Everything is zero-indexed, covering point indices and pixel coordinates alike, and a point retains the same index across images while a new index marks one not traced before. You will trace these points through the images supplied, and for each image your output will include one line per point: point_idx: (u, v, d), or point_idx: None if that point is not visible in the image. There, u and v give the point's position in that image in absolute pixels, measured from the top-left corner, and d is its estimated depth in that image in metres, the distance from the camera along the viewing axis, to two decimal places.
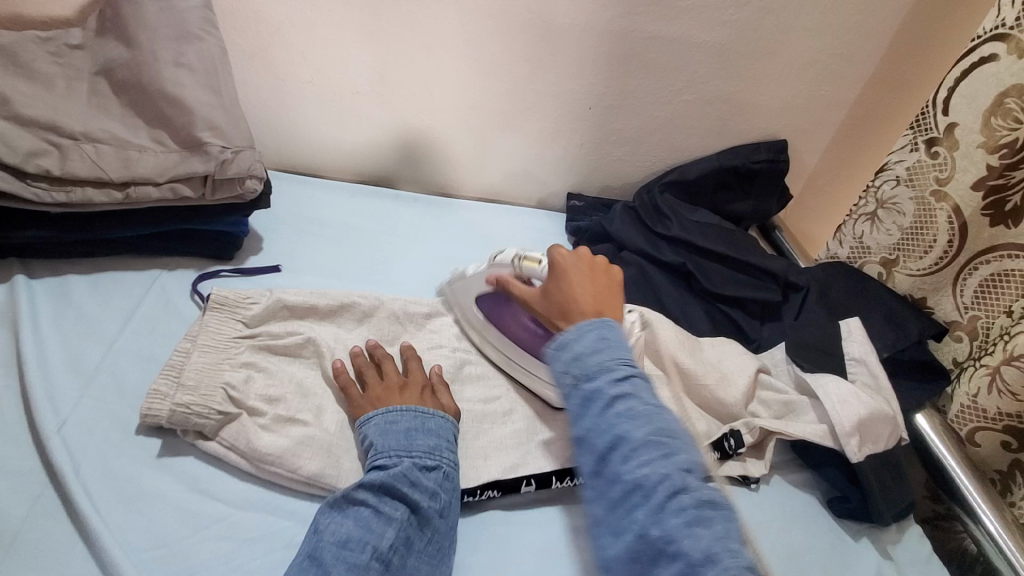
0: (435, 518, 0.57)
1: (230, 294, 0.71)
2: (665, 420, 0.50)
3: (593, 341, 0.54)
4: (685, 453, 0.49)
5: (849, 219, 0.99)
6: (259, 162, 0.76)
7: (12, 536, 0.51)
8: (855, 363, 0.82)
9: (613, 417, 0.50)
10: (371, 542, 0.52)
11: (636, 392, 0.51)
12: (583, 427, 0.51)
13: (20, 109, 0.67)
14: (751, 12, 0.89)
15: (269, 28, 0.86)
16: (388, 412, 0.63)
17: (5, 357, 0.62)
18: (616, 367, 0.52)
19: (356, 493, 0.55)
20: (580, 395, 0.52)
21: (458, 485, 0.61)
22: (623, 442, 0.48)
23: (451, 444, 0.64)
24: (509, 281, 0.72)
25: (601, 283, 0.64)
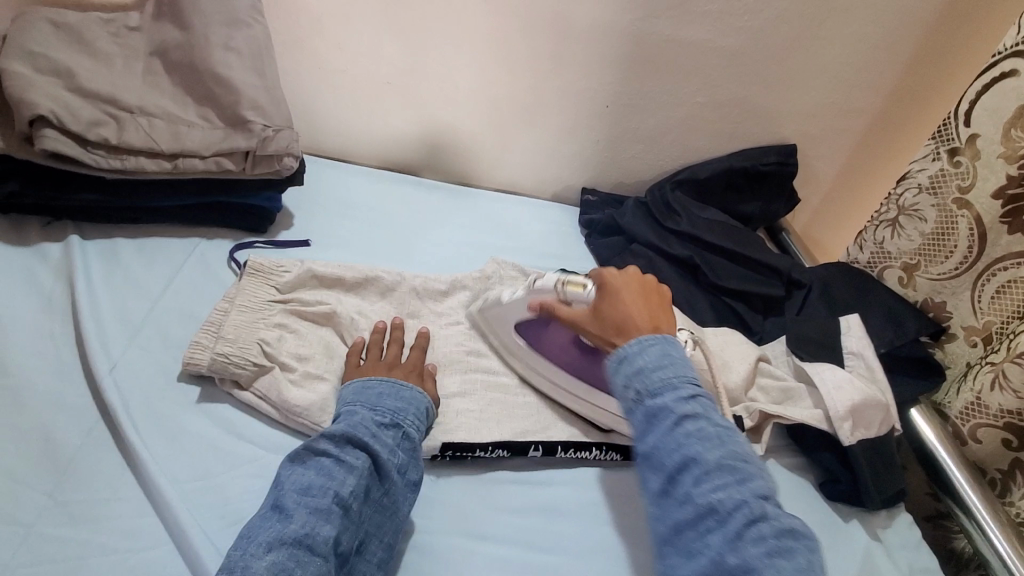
0: (393, 472, 0.59)
1: (266, 262, 0.76)
2: (736, 446, 0.55)
3: (663, 365, 0.59)
4: (761, 479, 0.53)
5: (871, 225, 1.02)
6: (297, 142, 0.81)
7: (68, 460, 0.56)
8: (852, 356, 0.86)
9: (684, 440, 0.55)
10: (333, 488, 0.54)
11: (705, 417, 0.56)
12: (655, 448, 0.56)
13: (84, 83, 0.73)
14: (767, 18, 0.94)
15: (309, 18, 0.92)
16: (371, 381, 0.67)
17: (62, 307, 0.68)
18: (682, 385, 0.58)
19: (319, 444, 0.58)
20: (651, 417, 0.57)
21: (417, 444, 0.63)
22: (696, 466, 0.53)
23: (419, 411, 0.66)
24: (555, 308, 0.72)
25: (654, 302, 0.67)
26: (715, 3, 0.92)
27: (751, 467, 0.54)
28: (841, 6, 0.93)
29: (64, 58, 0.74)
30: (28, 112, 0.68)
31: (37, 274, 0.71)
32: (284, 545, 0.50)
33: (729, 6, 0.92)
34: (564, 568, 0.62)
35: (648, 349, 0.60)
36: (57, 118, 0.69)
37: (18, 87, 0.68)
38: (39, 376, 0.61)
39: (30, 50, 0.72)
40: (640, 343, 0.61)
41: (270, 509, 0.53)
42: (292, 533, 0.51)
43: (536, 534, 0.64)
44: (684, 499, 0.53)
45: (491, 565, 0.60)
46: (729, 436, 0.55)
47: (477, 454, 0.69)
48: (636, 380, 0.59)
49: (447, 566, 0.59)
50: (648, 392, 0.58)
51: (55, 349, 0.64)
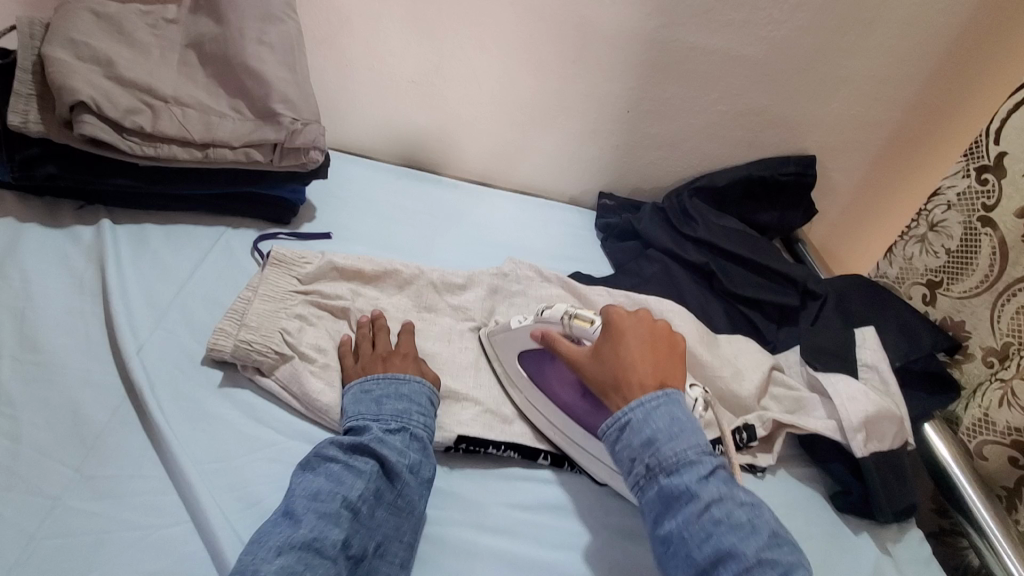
0: (404, 472, 0.60)
1: (289, 252, 0.78)
2: (768, 529, 0.55)
3: (674, 436, 0.58)
4: (801, 567, 0.53)
5: (901, 240, 1.03)
6: (323, 136, 0.83)
7: (95, 436, 0.57)
8: (866, 368, 0.86)
9: (713, 528, 0.54)
10: (342, 492, 0.55)
11: (730, 497, 0.56)
12: (679, 536, 0.55)
13: (122, 71, 0.75)
14: (792, 29, 0.94)
15: (339, 17, 0.94)
16: (377, 377, 0.67)
17: (92, 287, 0.70)
18: (699, 462, 0.57)
19: (327, 451, 0.59)
20: (672, 499, 0.56)
21: (427, 443, 0.63)
22: (731, 559, 0.53)
23: (423, 407, 0.66)
24: (557, 340, 0.69)
25: (661, 351, 0.66)
26: (739, 12, 0.93)
27: (787, 553, 0.54)
28: (866, 19, 0.94)
29: (104, 47, 0.76)
30: (69, 98, 0.70)
31: (69, 256, 0.73)
32: (292, 548, 0.50)
33: (754, 16, 0.93)
34: (572, 567, 0.62)
35: (655, 416, 0.59)
36: (95, 104, 0.71)
37: (60, 73, 0.71)
38: (69, 354, 0.63)
39: (73, 38, 0.74)
40: (644, 408, 0.60)
41: (279, 514, 0.54)
42: (300, 537, 0.51)
43: (544, 531, 0.64)
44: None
45: (502, 564, 0.60)
46: (759, 518, 0.55)
47: (490, 450, 0.70)
48: (648, 456, 0.58)
49: (458, 557, 0.60)
50: (663, 470, 0.57)
51: (85, 327, 0.66)
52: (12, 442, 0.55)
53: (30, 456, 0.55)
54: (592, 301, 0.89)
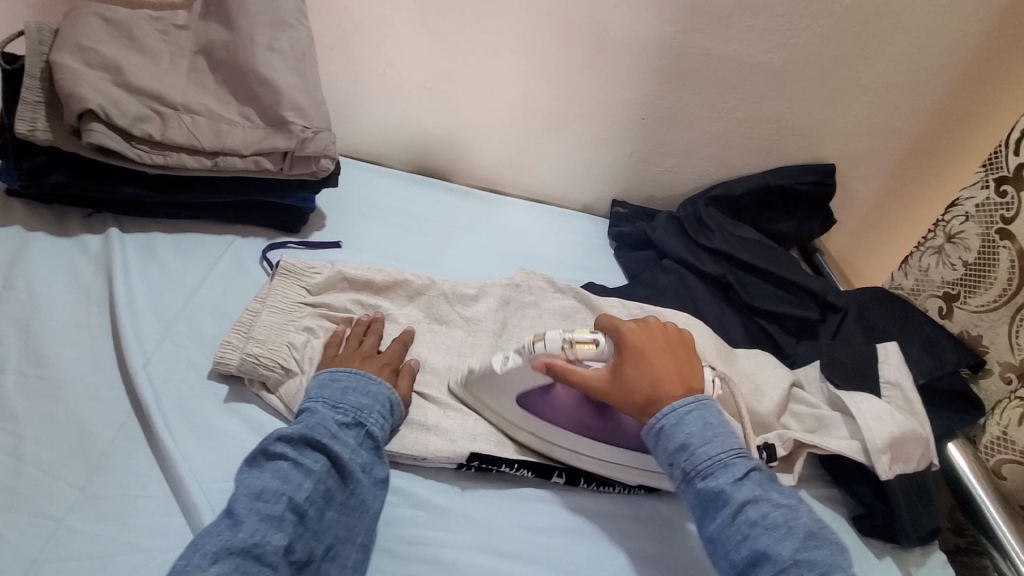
0: (357, 472, 0.58)
1: (297, 262, 0.76)
2: (806, 529, 0.54)
3: (708, 440, 0.59)
4: (840, 567, 0.52)
5: (917, 251, 1.00)
6: (334, 144, 0.81)
7: (101, 454, 0.56)
8: (889, 386, 0.83)
9: (750, 529, 0.54)
10: (288, 493, 0.53)
11: (766, 498, 0.56)
12: (719, 537, 0.56)
13: (131, 78, 0.74)
14: (813, 35, 0.92)
15: (350, 22, 0.93)
16: (346, 371, 0.65)
17: (99, 298, 0.69)
18: (732, 463, 0.57)
19: (275, 447, 0.56)
20: (708, 502, 0.57)
21: (381, 442, 0.62)
22: (768, 560, 0.53)
23: (385, 407, 0.64)
24: (571, 375, 0.63)
25: (677, 354, 0.66)
26: (759, 19, 0.90)
27: (828, 555, 0.53)
28: (890, 25, 0.91)
29: (113, 54, 0.75)
30: (78, 105, 0.69)
31: (76, 265, 0.72)
32: (230, 555, 0.48)
33: (774, 22, 0.91)
34: None
35: (687, 421, 0.60)
36: (104, 112, 0.70)
37: (69, 81, 0.70)
38: (74, 367, 0.62)
39: (82, 45, 0.73)
40: (676, 414, 0.61)
41: (220, 516, 0.51)
42: (239, 543, 0.49)
43: (559, 554, 0.63)
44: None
45: None
46: (797, 519, 0.55)
47: (503, 468, 0.68)
48: (682, 461, 0.59)
49: None
50: (698, 473, 0.58)
51: (92, 339, 0.65)
52: (16, 460, 0.54)
53: (33, 475, 0.53)
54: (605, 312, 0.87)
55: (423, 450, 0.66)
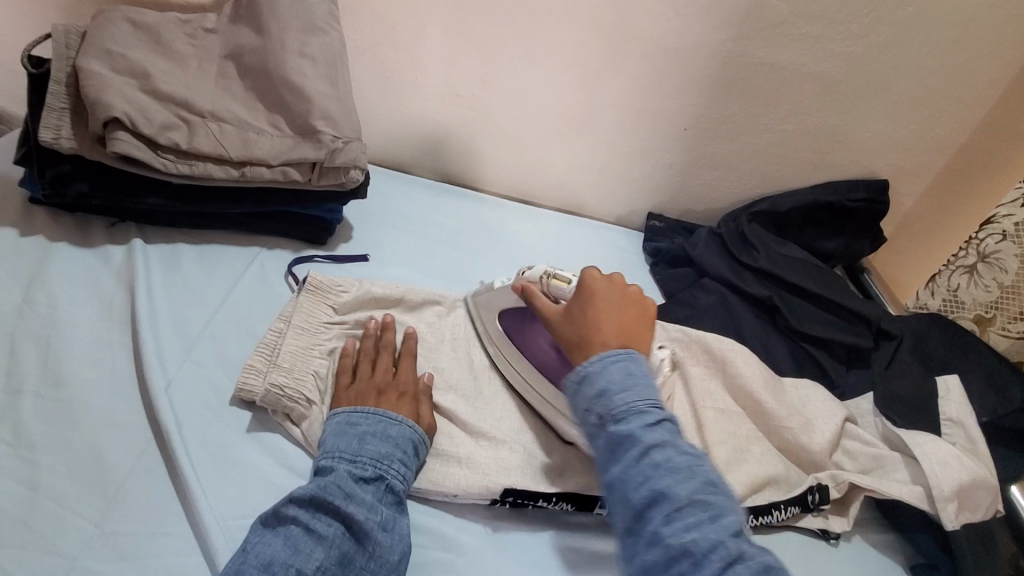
0: (374, 532, 0.52)
1: (324, 279, 0.73)
2: (707, 476, 0.50)
3: (627, 387, 0.54)
4: (734, 512, 0.48)
5: (945, 269, 0.94)
6: (364, 154, 0.78)
7: (118, 486, 0.53)
8: (950, 424, 0.76)
9: (653, 471, 0.49)
10: (297, 564, 0.48)
11: (673, 444, 0.51)
12: (621, 480, 0.50)
13: (158, 84, 0.71)
14: (872, 44, 0.86)
15: (382, 27, 0.89)
16: (363, 412, 0.61)
17: (120, 314, 0.66)
18: (646, 410, 0.53)
19: (286, 510, 0.51)
20: (614, 445, 0.52)
21: (402, 495, 0.57)
22: (665, 501, 0.48)
23: (407, 454, 0.59)
24: (534, 296, 0.69)
25: (630, 312, 0.63)
26: (815, 26, 0.84)
27: (724, 500, 0.49)
28: (956, 34, 0.84)
29: (140, 58, 0.72)
30: (103, 113, 0.66)
31: (98, 279, 0.69)
32: None
33: (830, 30, 0.84)
34: None
35: (610, 368, 0.56)
36: (129, 120, 0.67)
37: (95, 88, 0.67)
38: (95, 389, 0.59)
39: (109, 49, 0.71)
40: (602, 361, 0.56)
41: None
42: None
43: None
44: (653, 541, 0.47)
45: None
46: (700, 465, 0.50)
47: (539, 503, 0.63)
48: (598, 405, 0.54)
49: None
50: (611, 417, 0.53)
51: (113, 359, 0.62)
52: (32, 490, 0.51)
53: (48, 508, 0.51)
54: None
55: (454, 486, 0.62)
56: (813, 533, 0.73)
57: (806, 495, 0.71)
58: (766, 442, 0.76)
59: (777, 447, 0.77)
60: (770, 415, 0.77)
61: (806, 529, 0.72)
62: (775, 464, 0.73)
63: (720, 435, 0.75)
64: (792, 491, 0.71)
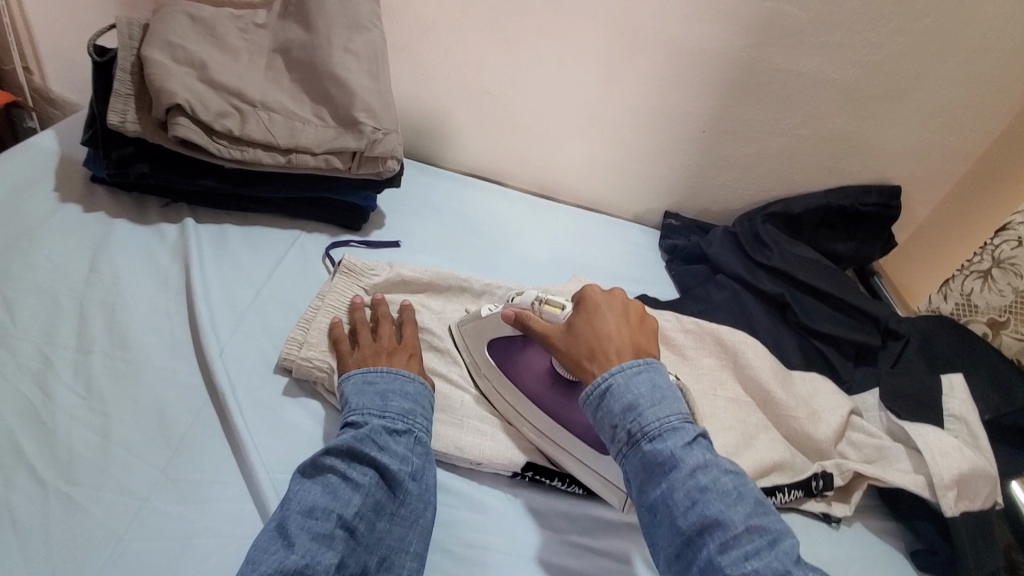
0: (406, 481, 0.57)
1: (359, 262, 0.79)
2: (754, 496, 0.52)
3: (656, 402, 0.56)
4: (788, 533, 0.50)
5: (958, 274, 0.96)
6: (400, 146, 0.83)
7: (179, 438, 0.58)
8: (953, 420, 0.80)
9: (700, 495, 0.51)
10: (338, 509, 0.52)
11: (715, 464, 0.53)
12: (665, 504, 0.52)
13: (215, 75, 0.76)
14: (889, 54, 0.89)
15: (420, 26, 0.94)
16: (380, 370, 0.64)
17: (176, 287, 0.71)
18: (683, 428, 0.55)
19: (325, 460, 0.55)
20: (654, 465, 0.53)
21: (428, 447, 0.61)
22: (720, 529, 0.49)
23: (426, 409, 0.64)
24: (528, 319, 0.68)
25: (635, 322, 0.65)
26: (834, 34, 0.88)
27: (775, 523, 0.51)
28: (971, 45, 0.87)
29: (198, 50, 0.77)
30: (167, 100, 0.71)
31: (155, 253, 0.75)
32: None
33: (849, 38, 0.88)
34: None
35: (637, 381, 0.57)
36: (190, 106, 0.72)
37: (159, 76, 0.72)
38: (155, 352, 0.64)
39: (170, 40, 0.76)
40: (625, 373, 0.58)
41: (274, 534, 0.50)
42: (292, 563, 0.48)
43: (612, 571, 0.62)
44: (708, 567, 0.48)
45: None
46: (745, 484, 0.52)
47: (555, 482, 0.68)
48: (629, 422, 0.55)
49: None
50: (645, 435, 0.55)
51: (171, 326, 0.67)
52: (104, 439, 0.57)
53: (119, 455, 0.56)
54: (660, 326, 0.88)
55: (478, 455, 0.66)
56: (815, 517, 0.77)
57: (810, 480, 0.75)
58: (773, 430, 0.80)
59: (784, 436, 0.81)
60: (777, 404, 0.81)
61: (810, 513, 0.76)
62: (782, 450, 0.77)
63: (730, 421, 0.79)
64: (797, 475, 0.75)
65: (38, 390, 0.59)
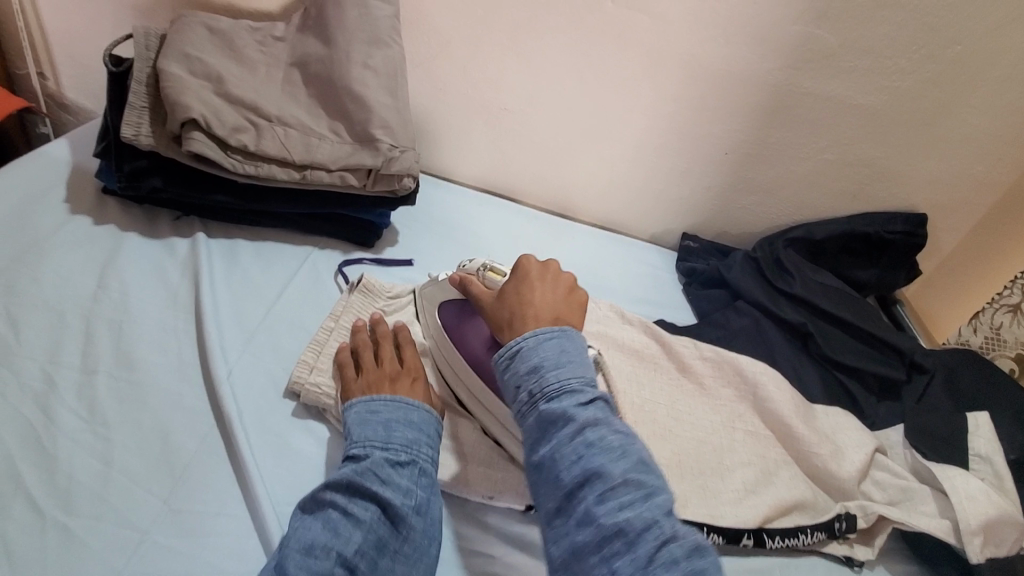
0: (409, 516, 0.53)
1: (376, 282, 0.77)
2: (641, 455, 0.49)
3: (560, 364, 0.54)
4: (667, 491, 0.48)
5: (989, 306, 0.94)
6: (416, 163, 0.81)
7: (184, 466, 0.57)
8: (978, 460, 0.77)
9: (585, 450, 0.49)
10: (337, 547, 0.49)
11: (607, 423, 0.51)
12: (551, 459, 0.49)
13: (231, 88, 0.75)
14: (919, 81, 0.87)
15: (440, 40, 0.93)
16: (385, 400, 0.61)
17: (185, 304, 0.70)
18: (581, 389, 0.52)
19: (325, 495, 0.52)
20: (546, 423, 0.51)
21: (434, 479, 0.58)
22: (599, 481, 0.47)
23: (432, 438, 0.60)
24: (470, 281, 0.68)
25: (564, 296, 0.63)
26: (863, 59, 0.85)
27: (657, 481, 0.49)
28: (1005, 73, 0.85)
29: (215, 63, 0.76)
30: (182, 114, 0.70)
31: (164, 269, 0.73)
32: None
33: (878, 64, 0.86)
34: None
35: (545, 345, 0.55)
36: (205, 121, 0.71)
37: (175, 89, 0.71)
38: (161, 373, 0.63)
39: (187, 53, 0.75)
40: (537, 338, 0.56)
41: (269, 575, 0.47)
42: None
43: None
44: (584, 520, 0.46)
45: None
46: (634, 443, 0.50)
47: None
48: (531, 382, 0.53)
49: None
50: (543, 395, 0.52)
51: (178, 345, 0.66)
52: (105, 465, 0.55)
53: (121, 483, 0.54)
54: (677, 352, 0.85)
55: (492, 488, 0.64)
56: (837, 559, 0.74)
57: (832, 522, 0.72)
58: (794, 466, 0.77)
59: (805, 472, 0.78)
60: (799, 440, 0.78)
61: (831, 556, 0.73)
62: (803, 488, 0.74)
63: (749, 456, 0.76)
64: (819, 516, 0.73)
65: (39, 412, 0.57)
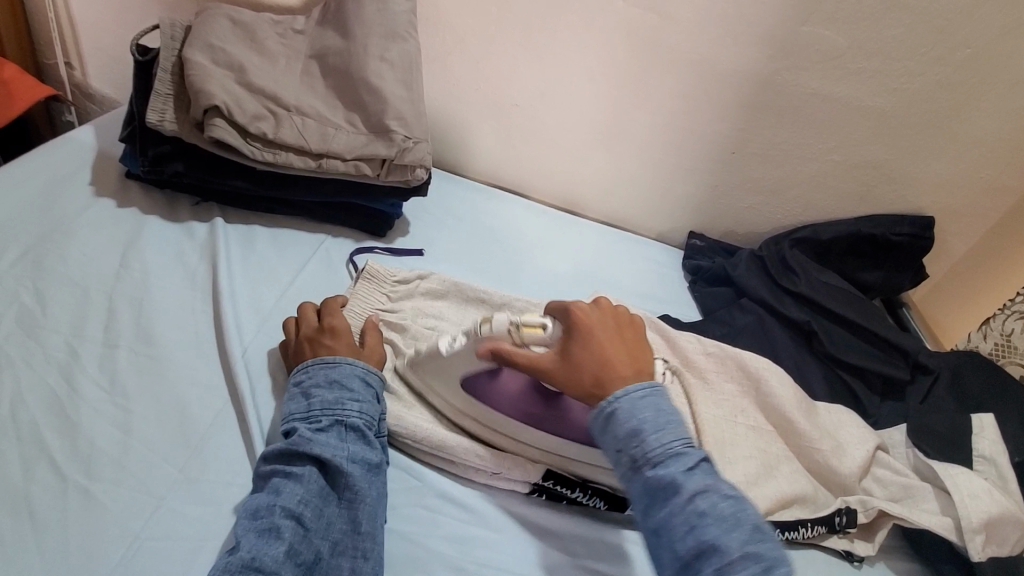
0: (343, 465, 0.56)
1: (381, 268, 0.80)
2: (752, 521, 0.51)
3: (660, 427, 0.55)
4: (784, 561, 0.49)
5: (1000, 313, 0.92)
6: (430, 155, 0.83)
7: (200, 437, 0.59)
8: (981, 460, 0.77)
9: (697, 520, 0.51)
10: (278, 503, 0.52)
11: (715, 489, 0.52)
12: (665, 527, 0.52)
13: (252, 78, 0.77)
14: (928, 83, 0.87)
15: (454, 36, 0.95)
16: (305, 367, 0.63)
17: (203, 285, 0.72)
18: (684, 454, 0.54)
19: (264, 467, 0.55)
20: (654, 490, 0.53)
21: (365, 428, 0.60)
22: (715, 553, 0.49)
23: (357, 391, 0.61)
24: (514, 354, 0.62)
25: (626, 336, 0.63)
26: (871, 61, 0.86)
27: (772, 550, 0.50)
28: (1015, 77, 0.85)
29: (237, 53, 0.79)
30: (206, 101, 0.73)
31: (184, 251, 0.76)
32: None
33: (887, 66, 0.87)
34: None
35: (641, 406, 0.57)
36: (227, 109, 0.74)
37: (199, 77, 0.74)
38: (180, 349, 0.65)
39: (211, 43, 0.78)
40: (630, 399, 0.57)
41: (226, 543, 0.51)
42: (238, 561, 0.48)
43: None
44: None
45: None
46: (744, 509, 0.52)
47: (573, 495, 0.66)
48: (633, 448, 0.55)
49: None
50: (647, 461, 0.54)
51: (196, 324, 0.68)
52: (125, 434, 0.57)
53: (139, 451, 0.57)
54: (681, 347, 0.86)
55: (496, 464, 0.66)
56: (837, 553, 0.74)
57: (833, 516, 0.73)
58: (796, 461, 0.78)
59: (806, 468, 0.79)
60: (801, 435, 0.79)
61: (831, 549, 0.74)
62: (804, 482, 0.75)
63: (750, 450, 0.77)
64: (819, 511, 0.73)
65: (63, 382, 0.60)
